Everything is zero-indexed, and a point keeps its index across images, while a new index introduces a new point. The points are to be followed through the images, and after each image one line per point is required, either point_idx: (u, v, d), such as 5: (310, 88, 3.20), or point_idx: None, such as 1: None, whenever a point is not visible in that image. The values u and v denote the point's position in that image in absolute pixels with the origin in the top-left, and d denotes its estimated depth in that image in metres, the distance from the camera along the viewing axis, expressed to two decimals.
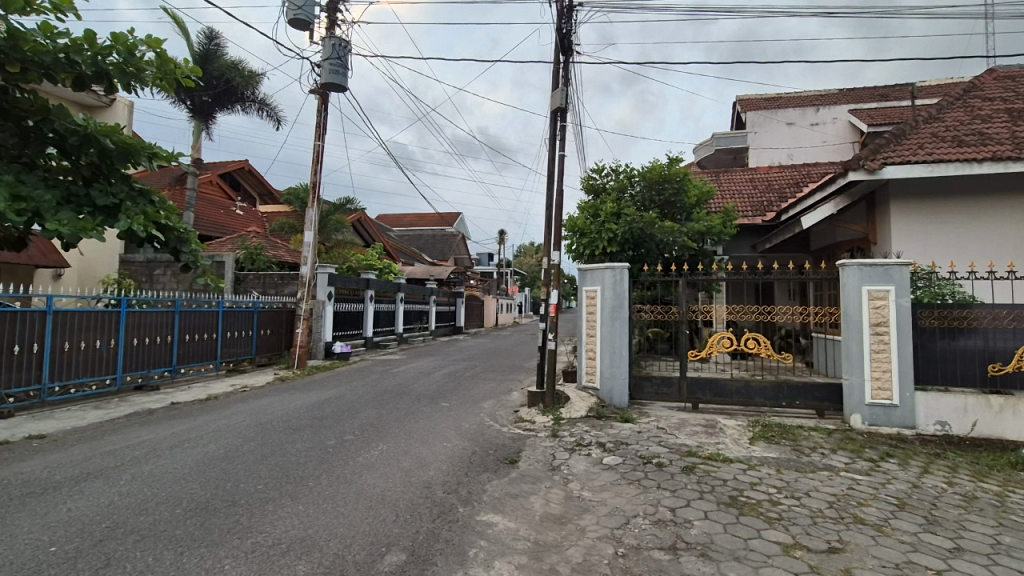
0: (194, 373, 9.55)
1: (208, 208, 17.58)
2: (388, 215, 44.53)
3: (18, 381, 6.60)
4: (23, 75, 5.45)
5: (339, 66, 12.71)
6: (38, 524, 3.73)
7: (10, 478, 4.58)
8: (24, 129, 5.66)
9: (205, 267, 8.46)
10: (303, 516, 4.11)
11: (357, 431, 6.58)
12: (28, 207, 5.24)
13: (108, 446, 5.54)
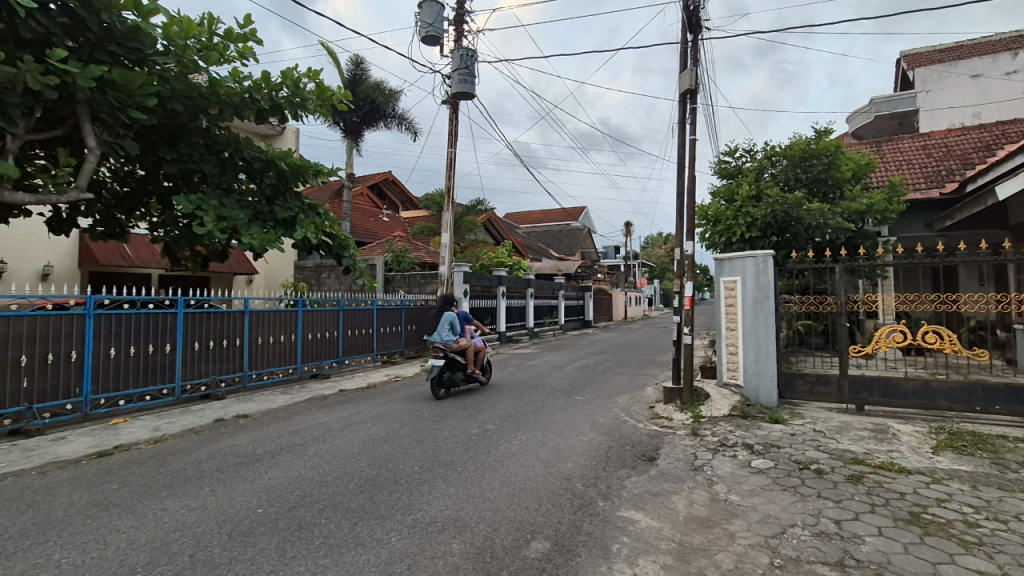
0: (356, 364, 10.75)
1: (360, 217, 19.60)
2: (515, 214, 45.91)
3: (226, 369, 7.98)
4: (220, 116, 8.07)
5: (467, 74, 13.37)
6: (249, 488, 4.52)
7: (226, 449, 5.58)
8: (223, 161, 8.33)
9: (362, 269, 10.03)
10: (454, 498, 4.45)
11: (497, 421, 6.91)
12: (229, 225, 7.65)
13: (293, 426, 6.49)
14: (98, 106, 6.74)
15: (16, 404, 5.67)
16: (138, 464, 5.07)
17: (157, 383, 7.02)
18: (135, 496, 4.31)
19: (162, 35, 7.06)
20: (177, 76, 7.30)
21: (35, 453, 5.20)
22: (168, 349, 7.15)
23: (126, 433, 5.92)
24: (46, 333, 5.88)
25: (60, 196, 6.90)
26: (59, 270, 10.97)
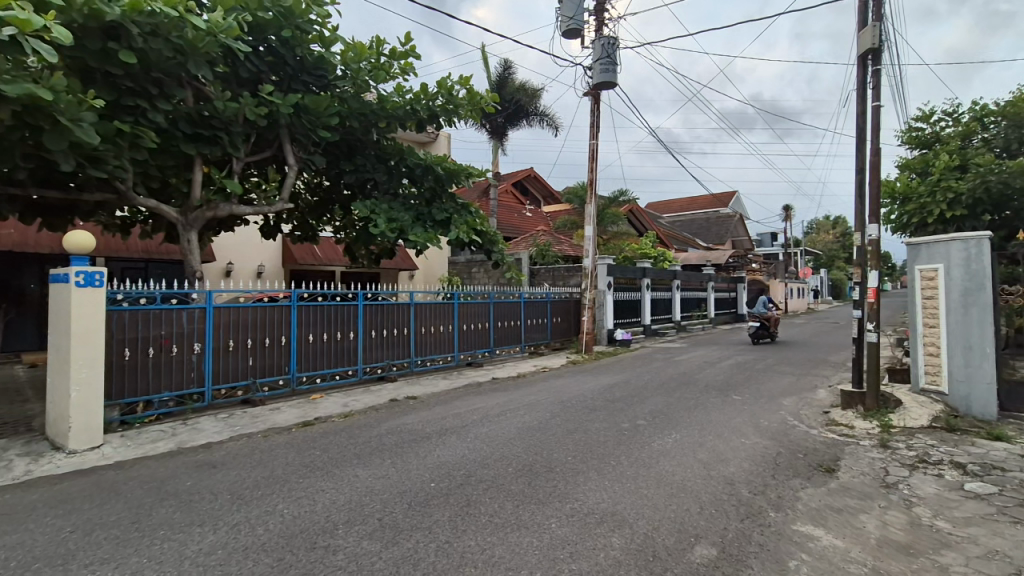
0: (505, 354, 11.27)
1: (506, 213, 20.42)
2: (657, 203, 44.12)
3: (397, 354, 8.89)
4: (387, 128, 9.00)
5: (609, 63, 13.10)
6: (422, 463, 4.99)
7: (400, 426, 6.24)
8: (391, 168, 9.31)
9: (510, 263, 10.54)
10: (611, 491, 4.42)
11: (649, 417, 6.72)
12: (398, 227, 8.56)
13: (455, 409, 7.01)
14: (296, 128, 7.94)
15: (245, 377, 6.93)
16: (333, 434, 5.89)
17: (344, 365, 8.08)
18: (334, 462, 5.02)
19: (341, 61, 8.04)
20: (353, 97, 8.29)
21: (259, 419, 6.32)
22: (352, 336, 8.17)
23: (322, 407, 6.92)
24: (263, 321, 7.09)
25: (269, 208, 8.28)
26: (269, 270, 13.18)
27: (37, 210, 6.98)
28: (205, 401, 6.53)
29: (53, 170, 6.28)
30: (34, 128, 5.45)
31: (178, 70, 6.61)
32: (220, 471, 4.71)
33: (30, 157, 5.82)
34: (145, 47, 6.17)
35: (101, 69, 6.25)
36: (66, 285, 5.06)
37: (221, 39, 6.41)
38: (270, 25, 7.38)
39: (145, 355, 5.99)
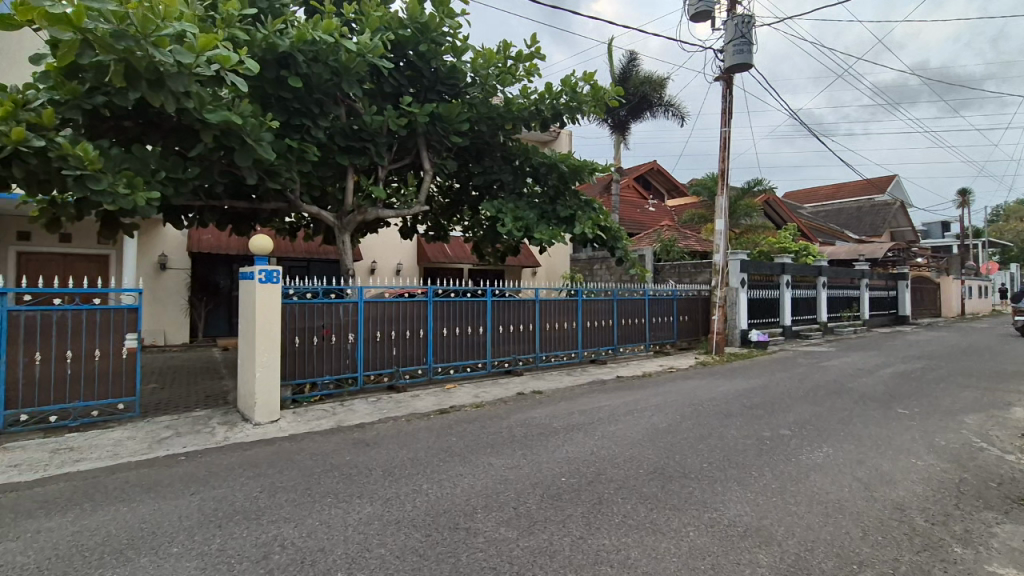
0: (630, 352, 11.04)
1: (628, 208, 19.95)
2: (796, 192, 40.13)
3: (523, 349, 9.13)
4: (513, 129, 9.27)
5: (744, 44, 12.17)
6: (552, 457, 5.07)
7: (528, 419, 6.40)
8: (516, 169, 9.59)
9: (634, 259, 10.34)
10: (754, 505, 4.12)
11: (794, 426, 6.17)
12: (523, 225, 8.83)
13: (581, 406, 7.02)
14: (431, 135, 8.52)
15: (390, 366, 7.59)
16: (467, 423, 6.22)
17: (474, 358, 8.49)
18: (469, 449, 5.30)
19: (471, 68, 8.43)
20: (481, 102, 8.66)
21: (402, 405, 6.89)
22: (481, 330, 8.57)
23: (456, 397, 7.34)
24: (404, 315, 7.71)
25: (408, 210, 8.98)
26: (406, 268, 14.28)
27: (229, 218, 8.29)
28: (358, 385, 7.27)
29: (241, 184, 7.42)
30: (228, 148, 6.48)
31: (334, 90, 7.44)
32: (372, 450, 5.21)
33: (225, 174, 6.93)
34: (309, 72, 7.04)
35: (275, 95, 7.24)
36: (252, 282, 5.96)
37: (369, 58, 7.10)
38: (409, 41, 7.99)
39: (310, 343, 6.82)
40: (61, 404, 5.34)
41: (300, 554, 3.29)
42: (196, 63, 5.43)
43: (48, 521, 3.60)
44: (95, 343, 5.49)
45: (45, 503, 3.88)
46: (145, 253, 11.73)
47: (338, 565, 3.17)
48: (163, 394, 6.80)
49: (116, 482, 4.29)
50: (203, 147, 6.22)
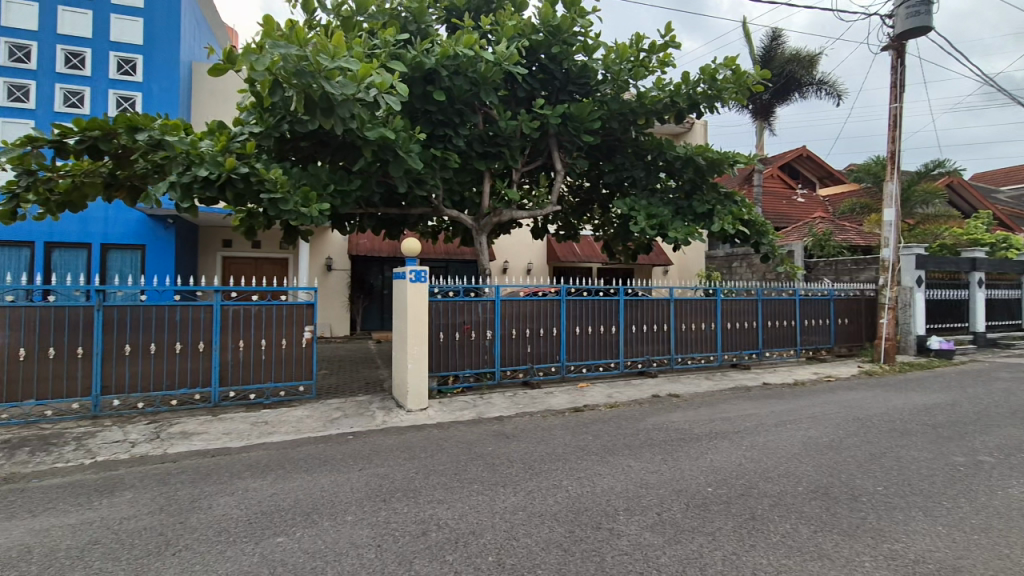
0: (777, 357, 10.13)
1: (772, 200, 18.31)
2: (989, 174, 33.60)
3: (657, 350, 8.83)
4: (646, 124, 9.00)
5: (920, 4, 10.47)
6: (695, 465, 4.84)
7: (667, 423, 6.19)
8: (648, 164, 9.30)
9: (783, 255, 9.51)
10: (948, 540, 3.53)
11: (997, 452, 5.18)
12: (657, 223, 8.58)
13: (723, 413, 6.61)
14: (563, 136, 8.60)
15: (525, 362, 7.82)
16: (602, 422, 6.19)
17: (607, 357, 8.42)
18: (607, 449, 5.27)
19: (603, 65, 8.33)
20: (613, 98, 8.53)
21: (537, 400, 7.07)
22: (613, 329, 8.46)
23: (589, 395, 7.35)
24: (538, 313, 7.90)
25: (541, 211, 9.19)
26: (536, 267, 14.62)
27: (383, 224, 9.16)
28: (496, 379, 7.60)
29: (393, 192, 8.16)
30: (384, 161, 7.18)
31: (473, 99, 7.85)
32: (512, 442, 5.42)
33: (381, 184, 7.69)
34: (451, 85, 7.50)
35: (422, 109, 7.85)
36: (403, 281, 6.52)
37: (505, 66, 7.40)
38: (541, 45, 8.13)
39: (452, 338, 7.29)
40: (258, 384, 6.32)
41: (453, 534, 3.53)
42: (361, 90, 6.09)
43: (253, 482, 4.30)
44: (282, 334, 6.42)
45: (250, 466, 4.64)
46: (315, 257, 13.35)
47: (489, 549, 3.34)
48: (333, 380, 7.76)
49: (301, 453, 5.00)
50: (364, 161, 6.97)
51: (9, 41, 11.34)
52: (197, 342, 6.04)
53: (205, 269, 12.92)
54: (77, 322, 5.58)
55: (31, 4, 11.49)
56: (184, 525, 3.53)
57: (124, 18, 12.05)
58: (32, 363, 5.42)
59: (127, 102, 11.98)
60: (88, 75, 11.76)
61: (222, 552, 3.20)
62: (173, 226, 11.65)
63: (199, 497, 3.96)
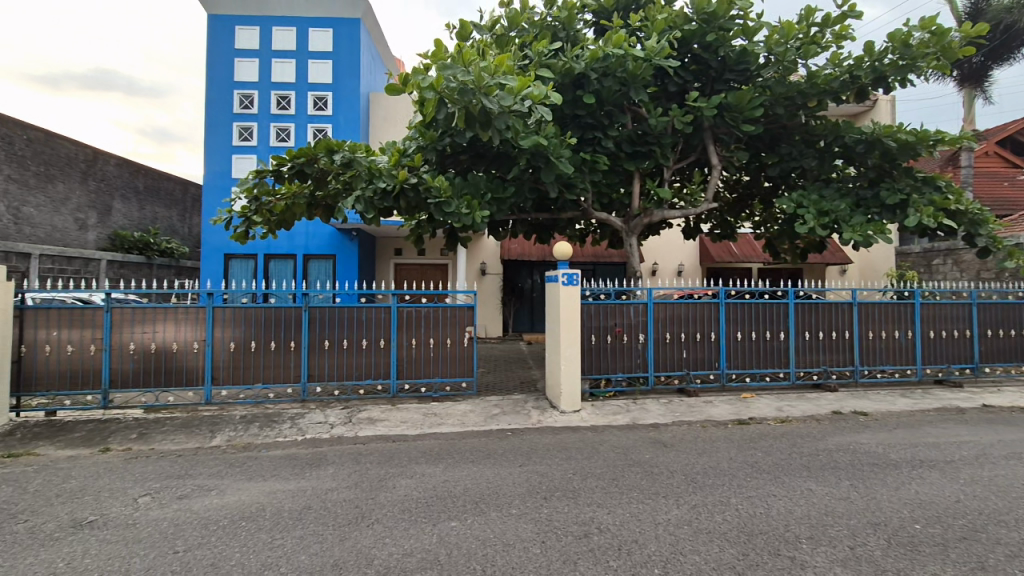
0: (1001, 374, 8.29)
1: (988, 183, 15.10)
2: None
3: (836, 361, 7.80)
4: (818, 107, 8.04)
5: None
6: (895, 496, 4.16)
7: (853, 444, 5.42)
8: (821, 151, 8.31)
9: (1008, 249, 7.78)
10: None
11: None
12: (831, 219, 7.61)
13: (929, 438, 5.58)
14: (720, 128, 8.06)
15: (680, 368, 7.45)
16: (773, 438, 5.64)
17: (775, 366, 7.65)
18: (781, 468, 4.78)
19: (766, 48, 7.60)
20: (778, 82, 7.74)
21: (695, 410, 6.69)
22: (782, 336, 7.67)
23: (755, 408, 6.75)
24: (696, 317, 7.49)
25: (696, 210, 8.72)
26: (688, 268, 13.92)
27: (534, 228, 9.47)
28: (650, 384, 7.36)
29: (544, 198, 8.39)
30: (536, 167, 7.42)
31: (623, 99, 7.75)
32: (672, 452, 5.21)
33: (532, 190, 7.95)
34: (600, 87, 7.49)
35: (572, 114, 7.95)
36: (556, 284, 6.66)
37: (657, 61, 7.18)
38: (695, 35, 7.70)
39: (605, 341, 7.24)
40: (428, 378, 6.94)
41: (616, 540, 3.49)
42: (517, 102, 6.37)
43: (428, 468, 4.73)
44: (447, 333, 6.97)
45: (424, 453, 5.11)
46: (471, 261, 14.27)
47: (654, 561, 3.24)
48: (490, 378, 8.19)
49: (466, 446, 5.36)
50: (518, 169, 7.27)
51: (239, 92, 13.99)
52: (379, 339, 6.84)
53: (381, 275, 14.55)
54: (291, 320, 6.66)
55: (254, 60, 14.05)
56: (375, 501, 4.01)
57: (318, 62, 14.15)
58: (260, 354, 6.57)
59: (321, 133, 14.03)
60: (293, 113, 14.02)
61: (406, 530, 3.56)
62: (357, 238, 13.35)
63: (385, 477, 4.47)
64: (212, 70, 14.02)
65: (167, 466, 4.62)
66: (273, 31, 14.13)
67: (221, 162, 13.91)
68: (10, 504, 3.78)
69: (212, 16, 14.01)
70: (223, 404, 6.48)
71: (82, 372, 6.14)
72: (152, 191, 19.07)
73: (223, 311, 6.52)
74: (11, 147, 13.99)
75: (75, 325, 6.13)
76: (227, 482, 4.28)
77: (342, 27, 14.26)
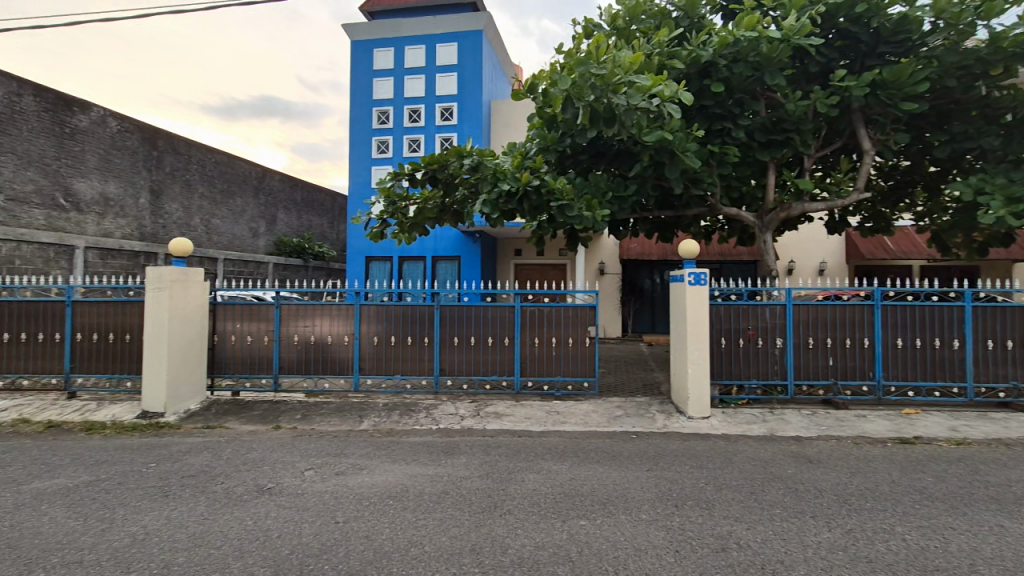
0: None
1: None
2: None
3: None
4: (1004, 74, 6.79)
5: None
6: None
7: None
8: (1008, 127, 7.01)
9: None
10: None
11: None
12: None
13: None
14: (874, 108, 7.15)
15: (826, 378, 6.75)
16: (947, 462, 4.88)
17: (947, 380, 6.62)
18: (959, 498, 4.12)
19: (932, 12, 6.60)
20: (948, 50, 6.68)
21: (846, 424, 6.01)
22: (957, 345, 6.61)
23: (922, 426, 5.90)
24: (846, 320, 6.73)
25: (843, 201, 7.83)
26: (831, 267, 12.59)
27: (656, 227, 9.20)
28: (789, 394, 6.77)
29: (668, 194, 8.09)
30: (660, 163, 7.17)
31: (756, 85, 7.20)
32: (819, 469, 4.74)
33: (656, 187, 7.70)
34: (730, 74, 7.05)
35: (698, 105, 7.56)
36: (682, 284, 6.39)
37: (796, 40, 6.56)
38: (841, 6, 6.91)
39: (736, 344, 6.81)
40: (550, 376, 7.04)
41: (758, 558, 3.26)
42: (644, 99, 6.21)
43: (555, 465, 4.80)
44: (569, 333, 7.02)
45: (550, 450, 5.19)
46: (590, 261, 14.24)
47: None
48: (611, 379, 8.09)
49: (591, 446, 5.35)
50: (641, 166, 7.08)
51: (376, 108, 15.34)
52: (503, 337, 7.09)
53: (502, 275, 15.05)
54: (425, 317, 7.15)
55: (389, 78, 15.31)
56: (506, 492, 4.17)
57: (445, 75, 15.02)
58: (399, 347, 7.16)
59: (447, 141, 14.88)
60: (423, 125, 15.04)
61: (537, 523, 3.65)
62: (480, 240, 13.96)
63: (514, 470, 4.63)
64: (355, 90, 15.50)
65: (326, 445, 5.21)
66: (405, 50, 15.29)
67: (362, 173, 15.34)
68: (210, 468, 4.52)
69: (354, 42, 15.54)
70: (369, 392, 7.15)
71: (259, 359, 7.15)
72: (308, 202, 21.60)
73: (367, 308, 7.20)
74: (204, 169, 16.70)
75: (253, 319, 7.16)
76: (375, 463, 4.73)
77: (467, 40, 14.99)
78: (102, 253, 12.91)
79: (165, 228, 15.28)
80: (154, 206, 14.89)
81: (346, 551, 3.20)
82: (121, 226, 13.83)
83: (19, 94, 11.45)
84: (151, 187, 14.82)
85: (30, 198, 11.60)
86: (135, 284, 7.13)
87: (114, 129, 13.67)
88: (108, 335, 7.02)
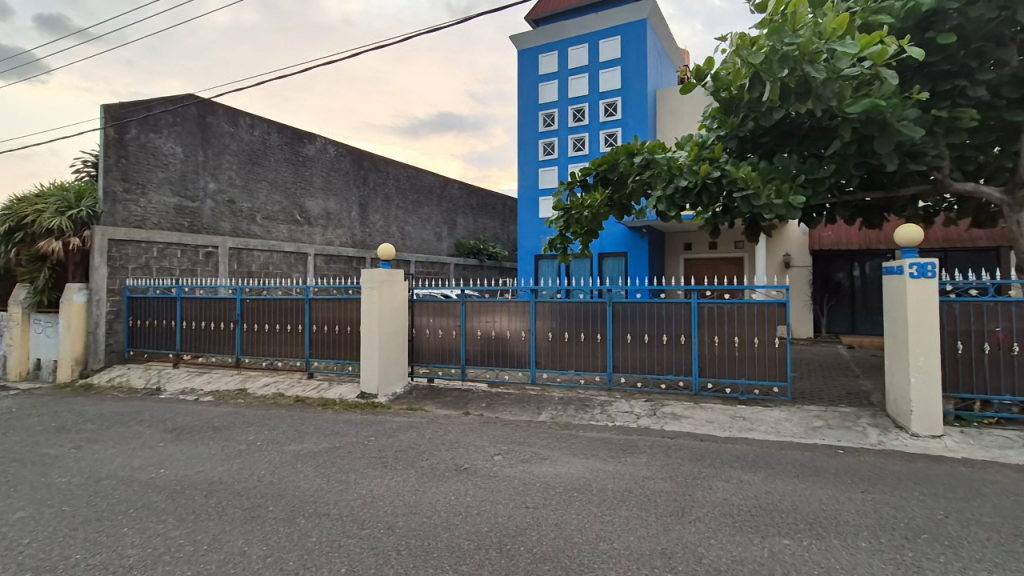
0: None
1: None
2: None
3: None
4: None
5: None
6: None
7: None
8: None
9: None
10: None
11: None
12: None
13: None
14: None
15: None
16: None
17: None
18: None
19: None
20: None
21: None
22: None
23: None
24: None
25: None
26: None
27: (862, 211, 7.96)
28: None
29: (878, 172, 6.93)
30: (867, 138, 6.19)
31: (1003, 28, 5.79)
32: None
33: (861, 165, 6.67)
34: (965, 20, 5.78)
35: (920, 64, 6.34)
36: (901, 277, 5.43)
37: None
38: None
39: (979, 351, 5.58)
40: (733, 378, 6.55)
41: None
42: (850, 65, 5.39)
43: (746, 474, 4.46)
44: (754, 332, 6.44)
45: (739, 458, 4.85)
46: (773, 252, 12.82)
47: None
48: (805, 385, 7.23)
49: (788, 457, 4.86)
50: (842, 143, 6.19)
51: (542, 112, 15.86)
52: (679, 335, 6.79)
53: (670, 270, 14.42)
54: (597, 314, 7.19)
55: (554, 81, 15.70)
56: (694, 498, 4.00)
57: (609, 70, 14.89)
58: (572, 344, 7.31)
59: (612, 137, 14.75)
60: (587, 123, 15.13)
61: (733, 535, 3.44)
62: (647, 235, 13.58)
63: (700, 476, 4.42)
64: (522, 97, 16.22)
65: (511, 433, 5.57)
66: (569, 51, 15.54)
67: (530, 176, 16.01)
68: (417, 445, 5.15)
69: (521, 51, 16.26)
70: (545, 386, 7.43)
71: (448, 351, 7.91)
72: (481, 206, 23.19)
73: (542, 305, 7.48)
74: (398, 183, 18.96)
75: (442, 314, 7.94)
76: (557, 454, 4.90)
77: (631, 32, 14.65)
78: (325, 258, 15.53)
79: (370, 235, 17.71)
80: (362, 218, 17.35)
81: (539, 536, 3.37)
82: (340, 235, 16.43)
83: (269, 133, 14.21)
84: (360, 203, 17.27)
85: (278, 216, 14.36)
86: (353, 284, 8.39)
87: (332, 154, 16.24)
88: (335, 327, 8.42)
